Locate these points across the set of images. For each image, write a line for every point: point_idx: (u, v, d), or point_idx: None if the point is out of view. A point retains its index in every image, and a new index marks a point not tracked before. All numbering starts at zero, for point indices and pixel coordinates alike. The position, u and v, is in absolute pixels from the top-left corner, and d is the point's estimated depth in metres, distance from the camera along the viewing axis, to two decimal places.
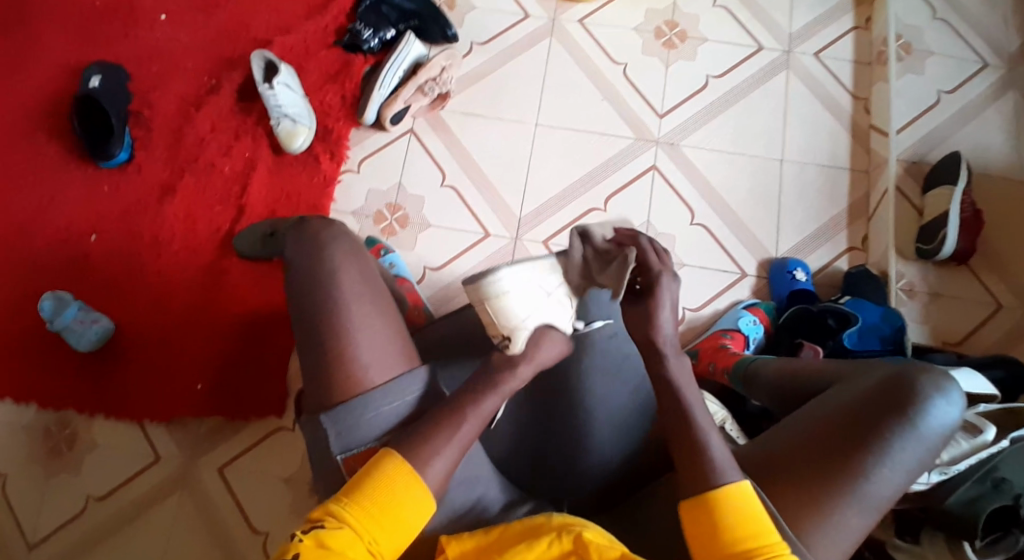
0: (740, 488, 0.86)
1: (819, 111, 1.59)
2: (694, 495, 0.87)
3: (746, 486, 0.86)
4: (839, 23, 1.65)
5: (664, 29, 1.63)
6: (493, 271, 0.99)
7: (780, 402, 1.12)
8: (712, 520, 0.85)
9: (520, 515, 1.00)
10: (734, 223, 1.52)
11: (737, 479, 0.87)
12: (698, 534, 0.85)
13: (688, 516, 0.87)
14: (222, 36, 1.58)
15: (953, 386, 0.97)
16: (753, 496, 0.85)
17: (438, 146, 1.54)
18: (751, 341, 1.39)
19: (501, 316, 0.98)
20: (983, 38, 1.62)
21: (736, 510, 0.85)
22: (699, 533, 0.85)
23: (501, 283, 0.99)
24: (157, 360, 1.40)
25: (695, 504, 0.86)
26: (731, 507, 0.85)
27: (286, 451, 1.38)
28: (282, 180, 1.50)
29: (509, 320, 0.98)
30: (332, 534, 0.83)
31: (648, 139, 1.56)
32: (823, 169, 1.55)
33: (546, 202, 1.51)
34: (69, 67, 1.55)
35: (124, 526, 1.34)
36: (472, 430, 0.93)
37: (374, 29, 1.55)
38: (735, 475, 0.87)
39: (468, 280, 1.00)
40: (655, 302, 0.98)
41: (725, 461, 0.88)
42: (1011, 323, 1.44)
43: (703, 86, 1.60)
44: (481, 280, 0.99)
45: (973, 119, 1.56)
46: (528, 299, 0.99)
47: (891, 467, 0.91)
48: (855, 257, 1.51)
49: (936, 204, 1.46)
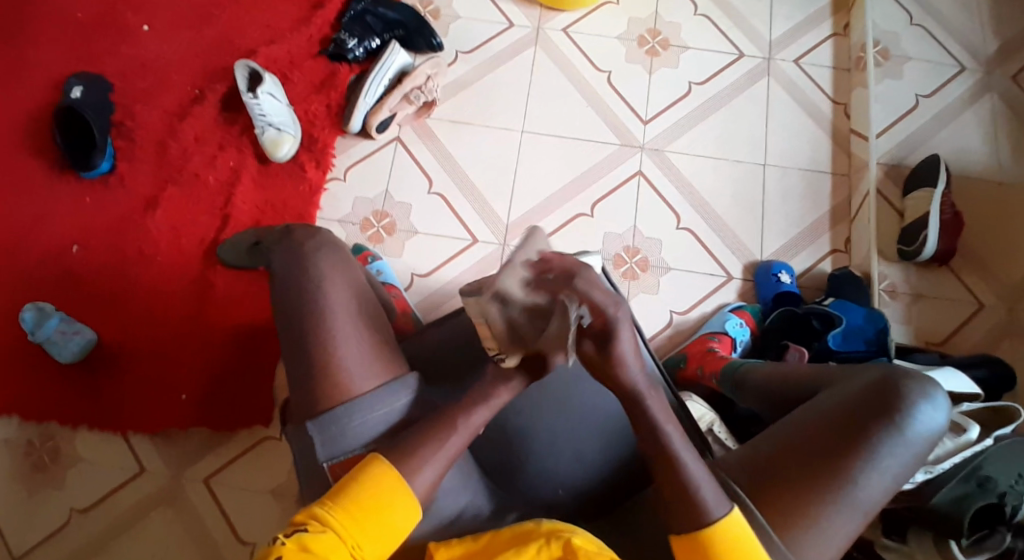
0: (732, 522, 0.86)
1: (801, 116, 1.61)
2: (686, 531, 0.87)
3: (734, 519, 0.86)
4: (819, 31, 1.67)
5: (647, 37, 1.65)
6: (508, 295, 0.85)
7: (769, 406, 1.13)
8: (705, 558, 0.86)
9: (509, 522, 0.99)
10: (719, 227, 1.53)
11: (728, 512, 0.87)
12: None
13: (681, 551, 0.88)
14: (206, 46, 1.58)
15: (938, 391, 0.98)
16: (745, 530, 0.86)
17: (424, 153, 1.54)
18: (738, 344, 1.40)
19: (493, 337, 0.93)
20: (959, 43, 1.65)
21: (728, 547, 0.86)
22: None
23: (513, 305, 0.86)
24: (141, 372, 1.39)
25: (687, 540, 0.87)
26: (724, 545, 0.86)
27: (273, 462, 1.37)
28: (267, 189, 1.49)
29: (500, 342, 0.92)
30: (315, 538, 0.83)
31: (633, 145, 1.57)
32: (806, 174, 1.57)
33: (533, 208, 1.51)
34: (51, 79, 1.54)
35: (109, 540, 1.32)
36: (460, 442, 0.93)
37: (360, 39, 1.55)
38: (726, 507, 0.87)
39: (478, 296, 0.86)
40: (618, 347, 0.84)
41: (714, 493, 0.87)
42: (992, 323, 1.46)
43: (687, 93, 1.61)
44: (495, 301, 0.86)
45: (952, 123, 1.59)
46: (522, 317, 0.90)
47: (879, 472, 0.92)
48: (839, 259, 1.52)
49: (917, 206, 1.49)
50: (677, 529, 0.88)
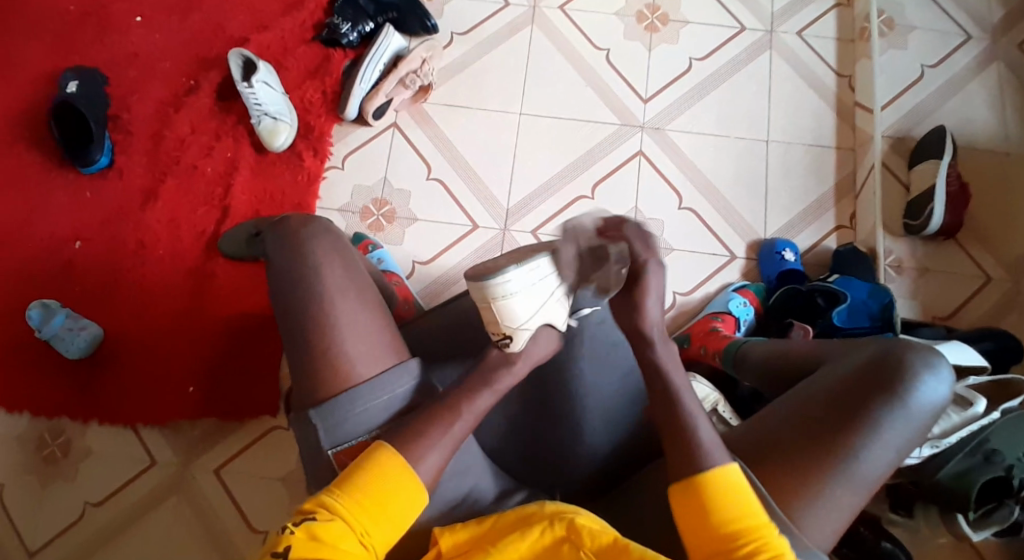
0: (729, 471, 0.87)
1: (804, 90, 1.58)
2: (683, 478, 0.87)
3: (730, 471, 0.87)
4: (820, 2, 1.64)
5: (646, 13, 1.62)
6: (503, 271, 0.93)
7: (771, 381, 1.12)
8: (702, 505, 0.86)
9: (512, 504, 1.01)
10: (721, 205, 1.51)
11: (724, 463, 0.87)
12: (687, 516, 0.86)
13: (677, 499, 0.87)
14: (198, 36, 1.56)
15: (942, 361, 0.97)
16: (742, 481, 0.86)
17: (421, 138, 1.53)
18: (742, 323, 1.39)
19: (505, 318, 0.95)
20: (965, 10, 1.62)
21: (724, 496, 0.86)
22: (688, 514, 0.86)
23: (509, 284, 0.94)
24: (147, 364, 1.40)
25: (684, 488, 0.87)
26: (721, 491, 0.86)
27: (282, 450, 1.38)
28: (265, 179, 1.49)
29: (511, 322, 0.95)
30: (324, 526, 0.84)
31: (633, 124, 1.55)
32: (809, 149, 1.55)
33: (533, 191, 1.50)
34: (44, 74, 1.54)
35: (123, 531, 1.34)
36: (464, 427, 0.93)
37: (353, 22, 1.53)
38: (725, 460, 0.88)
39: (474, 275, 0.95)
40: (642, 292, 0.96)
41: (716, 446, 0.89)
42: (999, 295, 1.45)
43: (687, 70, 1.59)
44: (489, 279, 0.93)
45: (958, 92, 1.56)
46: (534, 298, 0.95)
47: (880, 446, 0.92)
48: (843, 235, 1.51)
49: (922, 178, 1.47)
50: (676, 479, 0.88)
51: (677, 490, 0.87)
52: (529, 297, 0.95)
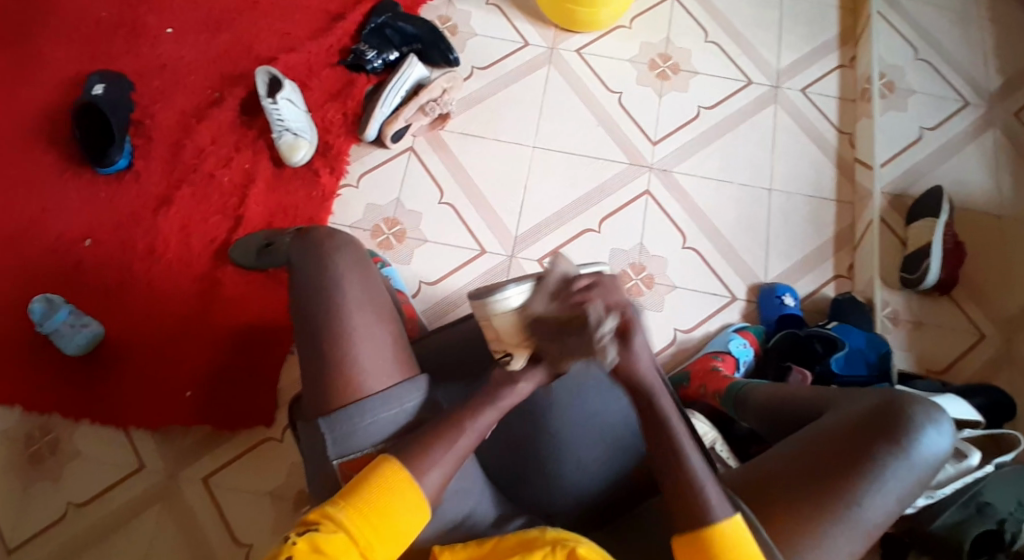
0: (731, 524, 0.89)
1: (807, 144, 1.64)
2: (689, 532, 0.90)
3: (733, 522, 0.90)
4: (825, 62, 1.71)
5: (658, 61, 1.68)
6: (503, 289, 0.95)
7: (774, 427, 1.12)
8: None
9: (512, 529, 1.00)
10: (724, 248, 1.55)
11: (729, 514, 0.90)
12: None
13: (683, 550, 0.90)
14: (227, 52, 1.60)
15: (943, 415, 0.99)
16: (743, 532, 0.89)
17: (436, 164, 1.56)
18: (741, 364, 1.41)
19: (506, 335, 0.97)
20: (963, 78, 1.69)
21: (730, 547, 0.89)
22: None
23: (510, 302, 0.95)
24: (144, 368, 1.39)
25: (688, 539, 0.90)
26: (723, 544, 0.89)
27: (273, 464, 1.37)
28: (279, 193, 1.50)
29: (513, 340, 0.97)
30: (326, 539, 0.84)
31: (642, 165, 1.59)
32: (810, 201, 1.59)
33: (540, 223, 1.53)
34: (72, 76, 1.57)
35: (103, 536, 1.31)
36: (468, 443, 0.94)
37: (379, 50, 1.58)
38: (728, 511, 0.90)
39: (477, 295, 0.97)
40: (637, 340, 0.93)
41: (717, 495, 0.91)
42: (991, 353, 1.47)
43: (695, 117, 1.64)
44: (491, 297, 0.96)
45: (954, 155, 1.62)
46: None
47: (882, 493, 0.93)
48: (841, 284, 1.54)
49: (919, 235, 1.51)
50: (680, 532, 0.91)
51: (681, 541, 0.90)
52: (526, 324, 0.96)
